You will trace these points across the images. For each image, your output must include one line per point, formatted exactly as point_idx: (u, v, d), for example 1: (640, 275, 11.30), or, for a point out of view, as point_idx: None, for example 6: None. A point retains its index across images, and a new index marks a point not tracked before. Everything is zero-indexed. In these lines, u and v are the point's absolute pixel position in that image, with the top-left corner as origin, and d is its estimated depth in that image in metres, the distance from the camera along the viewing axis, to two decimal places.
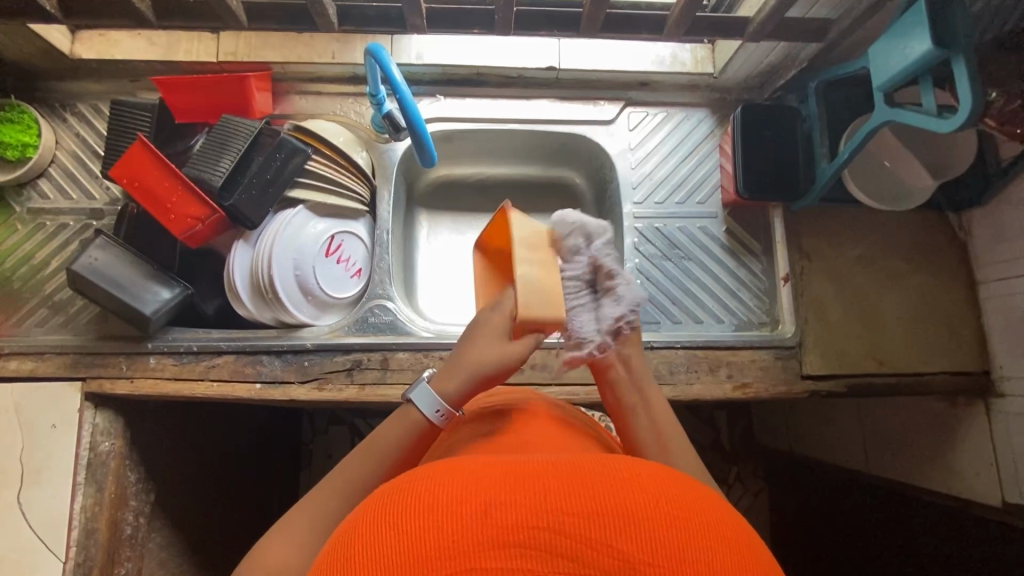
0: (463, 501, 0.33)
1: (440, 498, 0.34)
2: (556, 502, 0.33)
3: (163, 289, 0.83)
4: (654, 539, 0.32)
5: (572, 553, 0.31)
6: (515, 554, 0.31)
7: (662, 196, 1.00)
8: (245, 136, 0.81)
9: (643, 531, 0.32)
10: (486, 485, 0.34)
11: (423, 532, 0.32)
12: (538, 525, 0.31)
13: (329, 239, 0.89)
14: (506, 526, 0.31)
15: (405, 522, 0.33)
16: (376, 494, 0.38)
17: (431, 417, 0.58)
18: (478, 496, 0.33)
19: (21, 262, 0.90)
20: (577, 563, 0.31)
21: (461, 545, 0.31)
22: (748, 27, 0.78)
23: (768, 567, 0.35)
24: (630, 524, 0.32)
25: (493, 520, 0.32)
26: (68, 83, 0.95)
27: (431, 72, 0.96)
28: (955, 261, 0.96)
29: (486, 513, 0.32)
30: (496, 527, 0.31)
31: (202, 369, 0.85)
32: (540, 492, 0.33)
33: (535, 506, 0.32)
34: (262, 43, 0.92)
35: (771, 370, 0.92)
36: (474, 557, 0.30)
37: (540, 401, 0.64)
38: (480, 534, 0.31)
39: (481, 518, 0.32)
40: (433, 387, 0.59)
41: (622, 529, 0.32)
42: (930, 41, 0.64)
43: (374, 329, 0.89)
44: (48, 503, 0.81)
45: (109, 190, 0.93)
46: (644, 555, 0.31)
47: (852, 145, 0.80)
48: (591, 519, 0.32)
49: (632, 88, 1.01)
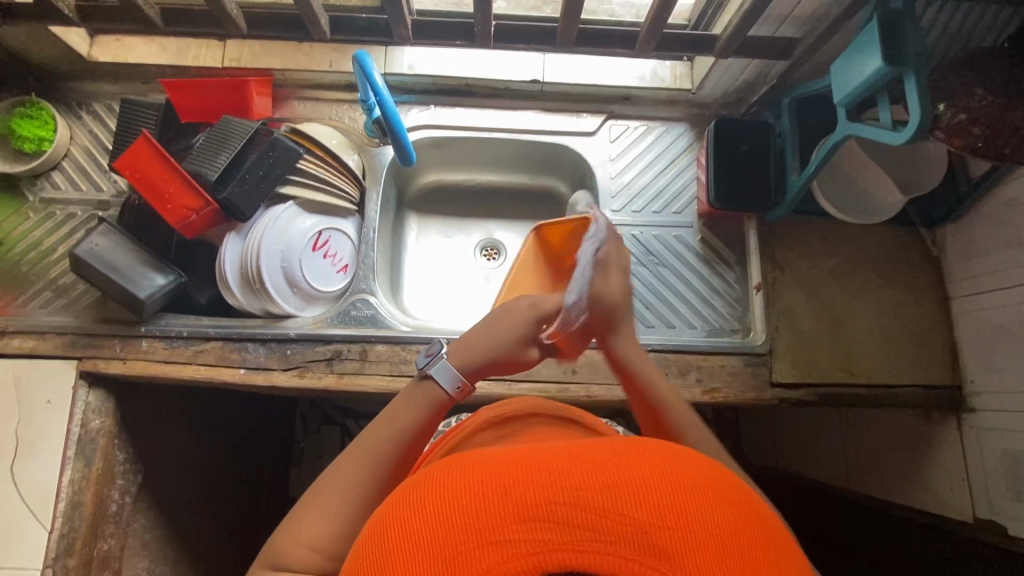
0: (483, 485, 0.35)
1: (460, 483, 0.35)
2: (569, 478, 0.34)
3: (158, 276, 0.88)
4: (663, 505, 0.33)
5: (587, 521, 0.32)
6: (535, 527, 0.32)
7: (640, 205, 1.03)
8: (241, 136, 0.87)
9: (653, 499, 0.33)
10: (502, 469, 0.36)
11: (448, 514, 0.33)
12: (553, 500, 0.33)
13: (317, 234, 0.93)
14: (524, 503, 0.33)
15: (429, 507, 0.35)
16: (399, 491, 0.39)
17: (449, 391, 0.65)
18: (498, 479, 0.35)
19: (31, 247, 0.96)
20: (592, 531, 0.32)
21: (485, 522, 0.32)
22: (716, 44, 0.82)
23: (779, 534, 0.37)
24: (640, 493, 0.33)
25: (513, 498, 0.33)
26: (84, 84, 1.02)
27: (423, 81, 1.02)
28: (929, 275, 0.98)
29: (506, 492, 0.34)
30: (515, 504, 0.33)
31: (190, 354, 0.90)
32: (554, 470, 0.35)
33: (550, 482, 0.34)
34: (265, 51, 0.98)
35: (741, 376, 0.93)
36: (497, 531, 0.32)
37: (548, 403, 0.71)
38: (501, 512, 0.33)
39: (500, 498, 0.33)
40: (454, 364, 0.66)
41: (632, 497, 0.33)
42: (881, 57, 0.67)
43: (355, 321, 0.93)
44: (40, 474, 0.85)
45: (116, 183, 0.99)
46: (656, 519, 0.32)
47: (817, 159, 0.84)
48: (601, 490, 0.33)
49: (614, 101, 1.05)
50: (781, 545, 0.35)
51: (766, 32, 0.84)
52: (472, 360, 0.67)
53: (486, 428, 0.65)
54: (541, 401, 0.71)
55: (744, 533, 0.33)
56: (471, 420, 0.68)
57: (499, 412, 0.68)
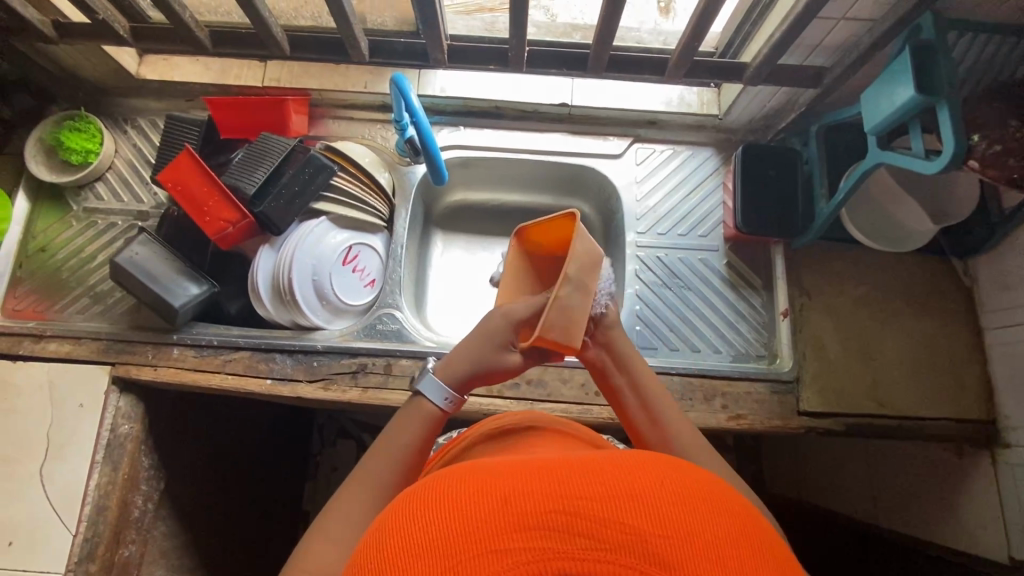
0: (481, 495, 0.34)
1: (460, 492, 0.35)
2: (568, 488, 0.34)
3: (192, 286, 0.90)
4: (663, 515, 0.33)
5: (587, 530, 0.32)
6: (534, 536, 0.32)
7: (665, 228, 1.04)
8: (279, 153, 0.90)
9: (652, 510, 0.33)
10: (503, 478, 0.35)
11: (447, 522, 0.33)
12: (553, 509, 0.33)
13: (347, 248, 0.96)
14: (524, 512, 0.33)
15: (430, 514, 0.34)
16: (397, 502, 0.39)
17: (441, 405, 0.65)
18: (498, 489, 0.34)
19: (73, 254, 1.00)
20: (593, 540, 0.31)
21: (485, 531, 0.32)
22: (746, 71, 0.83)
23: (775, 547, 0.36)
24: (640, 503, 0.33)
25: (512, 507, 0.33)
26: (131, 100, 1.07)
27: (454, 103, 1.05)
28: (961, 307, 0.96)
29: (506, 502, 0.33)
30: (515, 513, 0.33)
31: (219, 362, 0.91)
32: (554, 480, 0.35)
33: (551, 492, 0.33)
34: (303, 73, 1.02)
35: (767, 404, 0.92)
36: (498, 539, 0.31)
37: (546, 416, 0.72)
38: (500, 520, 0.32)
39: (500, 507, 0.33)
40: (440, 378, 0.65)
41: (632, 508, 0.33)
42: (914, 86, 0.67)
43: (381, 335, 0.94)
44: (68, 477, 0.86)
45: (156, 195, 1.03)
46: (655, 529, 0.32)
47: (848, 184, 0.83)
48: (602, 501, 0.33)
49: (641, 125, 1.07)
50: (781, 559, 0.35)
51: (795, 60, 0.85)
52: (458, 371, 0.66)
53: (488, 440, 0.65)
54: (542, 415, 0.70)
55: (744, 544, 0.33)
56: (472, 432, 0.69)
57: (500, 424, 0.68)
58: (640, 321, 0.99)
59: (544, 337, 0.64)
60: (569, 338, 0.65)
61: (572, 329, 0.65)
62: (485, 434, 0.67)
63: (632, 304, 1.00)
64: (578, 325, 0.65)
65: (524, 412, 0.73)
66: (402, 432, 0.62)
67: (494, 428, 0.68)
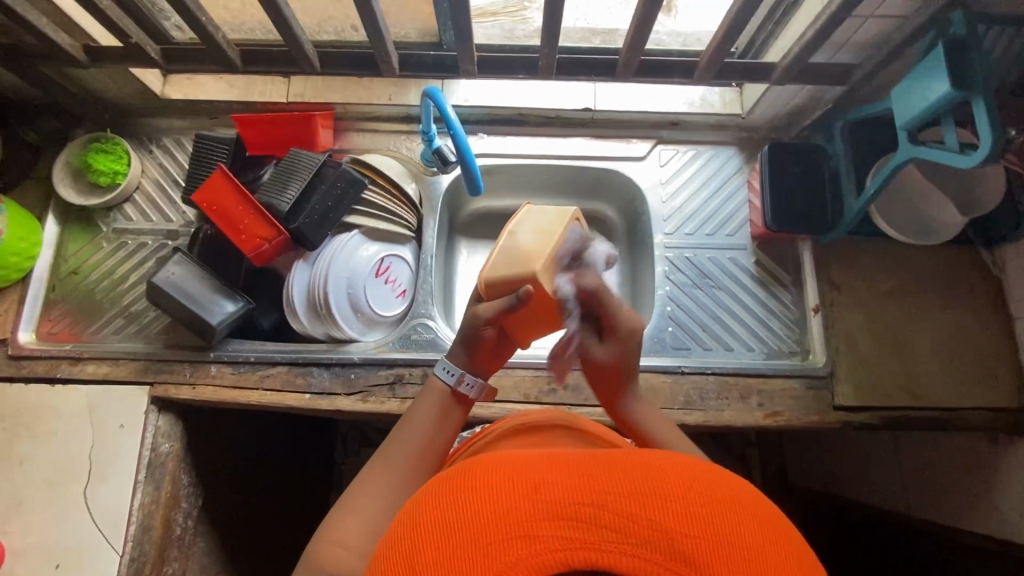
0: (515, 483, 0.37)
1: (494, 478, 0.38)
2: (597, 483, 0.36)
3: (228, 302, 0.91)
4: (687, 514, 0.35)
5: (614, 524, 0.34)
6: (564, 525, 0.34)
7: (691, 228, 1.04)
8: (311, 168, 0.90)
9: (678, 509, 0.35)
10: (536, 469, 0.38)
11: (482, 508, 0.36)
12: (583, 502, 0.35)
13: (379, 260, 0.96)
14: (555, 502, 0.35)
15: (466, 499, 0.38)
16: (433, 486, 0.42)
17: (445, 378, 0.66)
18: (531, 478, 0.37)
19: (104, 276, 1.00)
20: (620, 533, 0.34)
21: (516, 517, 0.35)
22: (774, 71, 0.84)
23: (803, 551, 0.38)
24: (666, 501, 0.36)
25: (544, 497, 0.36)
26: (156, 120, 1.07)
27: (477, 112, 1.05)
28: (989, 297, 0.96)
29: (538, 491, 0.36)
30: (546, 502, 0.35)
31: (257, 379, 0.92)
32: (583, 475, 0.37)
33: (581, 486, 0.36)
34: (328, 87, 1.03)
35: (803, 400, 0.92)
36: (529, 526, 0.34)
37: (571, 413, 0.70)
38: (533, 508, 0.35)
39: (533, 496, 0.36)
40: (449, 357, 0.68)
41: (658, 506, 0.35)
42: (950, 82, 0.68)
43: (416, 346, 0.94)
44: (112, 498, 0.87)
45: (184, 213, 1.03)
46: (680, 527, 0.34)
47: (877, 181, 0.84)
48: (631, 497, 0.36)
49: (663, 127, 1.07)
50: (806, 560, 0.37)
51: (822, 58, 0.86)
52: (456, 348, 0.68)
53: (515, 433, 0.65)
54: (570, 412, 0.70)
55: (766, 545, 0.35)
56: (505, 425, 0.68)
57: (534, 420, 0.67)
58: (671, 322, 0.99)
59: (491, 275, 0.63)
60: (519, 269, 0.61)
61: (525, 261, 0.61)
62: (519, 429, 0.66)
63: (662, 305, 1.00)
64: (530, 258, 0.61)
65: (556, 409, 0.73)
66: (422, 417, 0.64)
67: (528, 423, 0.67)
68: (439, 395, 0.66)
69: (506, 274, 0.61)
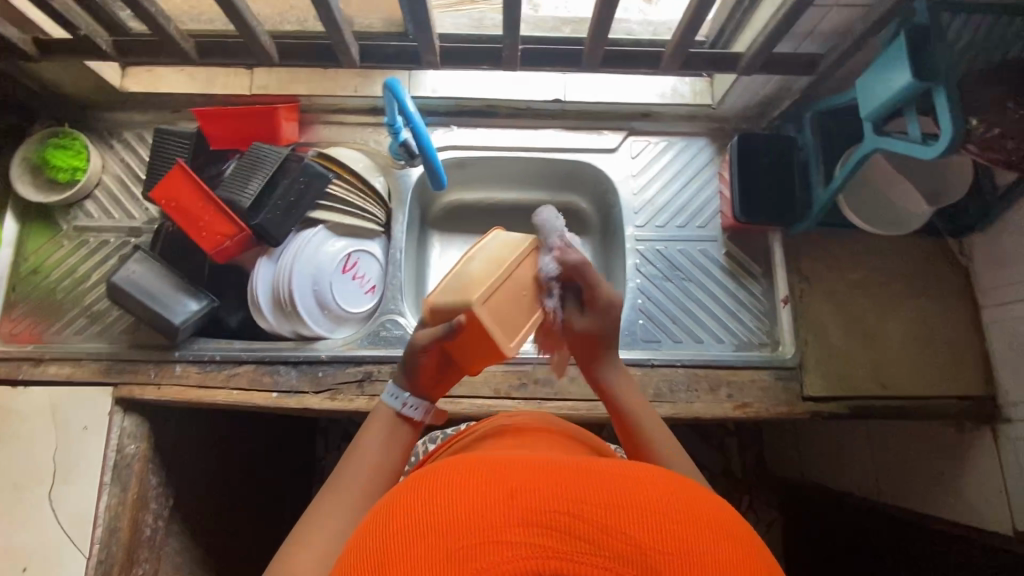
0: (490, 487, 0.37)
1: (470, 480, 0.38)
2: (573, 492, 0.36)
3: (192, 301, 0.89)
4: (663, 530, 0.35)
5: (588, 535, 0.34)
6: (537, 533, 0.34)
7: (663, 220, 1.04)
8: (274, 163, 0.89)
9: (653, 524, 0.35)
10: (511, 473, 0.38)
11: (456, 507, 0.36)
12: (559, 510, 0.35)
13: (346, 256, 0.95)
14: (529, 510, 0.35)
15: (439, 498, 0.37)
16: (404, 485, 0.41)
17: (390, 400, 0.68)
18: (507, 483, 0.37)
19: (65, 275, 0.98)
20: (593, 545, 0.33)
21: (490, 522, 0.34)
22: (740, 61, 0.83)
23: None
24: (643, 516, 0.35)
25: (519, 504, 0.35)
26: (116, 114, 1.05)
27: (445, 103, 1.04)
28: (956, 286, 0.97)
29: (513, 497, 0.36)
30: (521, 509, 0.35)
31: (223, 378, 0.91)
32: (560, 483, 0.37)
33: (557, 494, 0.36)
34: (291, 79, 1.01)
35: (772, 390, 0.93)
36: (502, 531, 0.34)
37: (537, 415, 0.70)
38: (506, 514, 0.35)
39: (508, 501, 0.35)
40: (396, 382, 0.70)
41: (634, 519, 0.35)
42: (910, 73, 0.68)
43: (385, 342, 0.93)
44: (77, 501, 0.86)
45: (147, 210, 1.01)
46: (655, 543, 0.34)
47: (844, 172, 0.84)
48: (606, 508, 0.35)
49: (634, 118, 1.06)
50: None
51: (788, 48, 0.86)
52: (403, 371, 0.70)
53: (491, 435, 0.64)
54: (553, 417, 0.70)
55: (740, 566, 0.35)
56: (475, 430, 0.68)
57: (501, 424, 0.67)
58: (642, 315, 0.99)
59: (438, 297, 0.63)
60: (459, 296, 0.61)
61: (465, 290, 0.60)
62: (488, 433, 0.65)
63: (634, 298, 1.00)
64: (472, 285, 0.60)
65: (523, 411, 0.72)
66: (372, 439, 0.65)
67: (495, 428, 0.66)
68: (387, 416, 0.67)
69: (447, 299, 0.62)
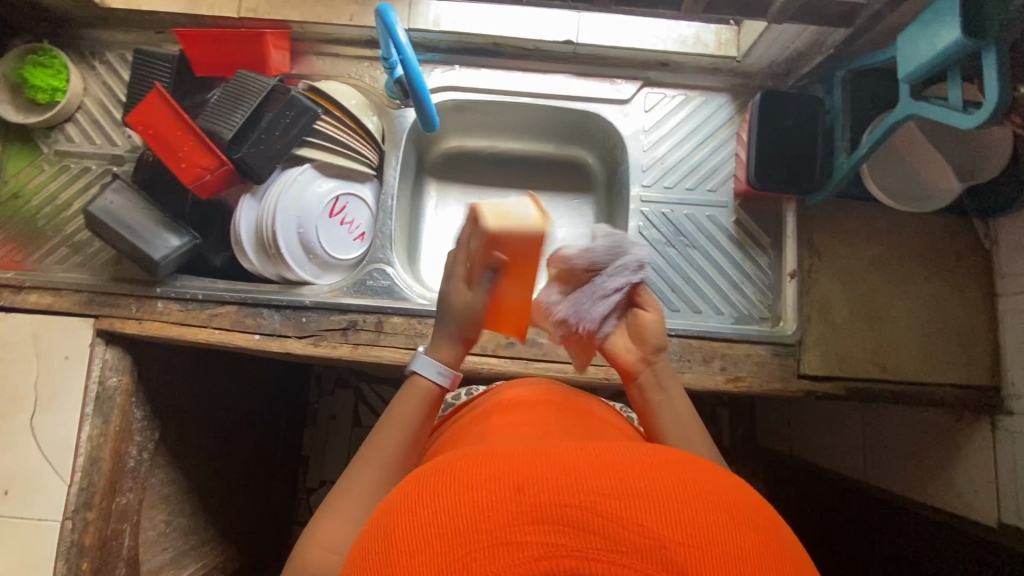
0: (496, 482, 0.35)
1: (474, 477, 0.36)
2: (584, 481, 0.35)
3: (173, 237, 0.86)
4: (682, 520, 0.33)
5: (604, 531, 0.32)
6: (547, 530, 0.32)
7: (672, 181, 0.98)
8: (258, 93, 0.84)
9: (671, 513, 0.33)
10: (517, 466, 0.36)
11: (462, 507, 0.35)
12: (570, 503, 0.33)
13: (334, 199, 0.90)
14: (537, 505, 0.33)
15: (442, 499, 0.36)
16: (406, 484, 0.40)
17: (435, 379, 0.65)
18: (513, 477, 0.35)
19: (46, 202, 0.95)
20: (610, 541, 0.32)
21: (496, 522, 0.33)
22: (771, 7, 0.75)
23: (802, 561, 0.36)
24: (658, 505, 0.34)
25: (525, 500, 0.34)
26: (98, 32, 0.98)
27: (448, 39, 0.96)
28: (976, 270, 0.91)
29: (520, 493, 0.34)
30: (529, 504, 0.34)
31: (205, 317, 0.88)
32: (569, 472, 0.35)
33: (567, 485, 0.34)
34: (283, 2, 0.93)
35: (767, 366, 0.90)
36: (511, 532, 0.32)
37: (551, 387, 0.69)
38: (513, 512, 0.33)
39: (515, 498, 0.34)
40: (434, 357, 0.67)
41: (650, 510, 0.33)
42: (960, 30, 0.61)
43: (371, 292, 0.90)
44: (59, 430, 0.86)
45: (131, 138, 0.97)
46: (675, 536, 0.32)
47: (872, 138, 0.77)
48: (620, 499, 0.34)
49: (651, 68, 0.99)
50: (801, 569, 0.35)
51: None
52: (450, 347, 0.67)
53: (496, 413, 0.63)
54: (554, 385, 0.69)
55: (764, 554, 0.33)
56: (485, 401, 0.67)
57: (514, 399, 0.65)
58: None
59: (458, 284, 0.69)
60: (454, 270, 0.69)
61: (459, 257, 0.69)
62: (495, 407, 0.65)
63: None
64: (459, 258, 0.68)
65: (533, 382, 0.71)
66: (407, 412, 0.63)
67: (506, 401, 0.65)
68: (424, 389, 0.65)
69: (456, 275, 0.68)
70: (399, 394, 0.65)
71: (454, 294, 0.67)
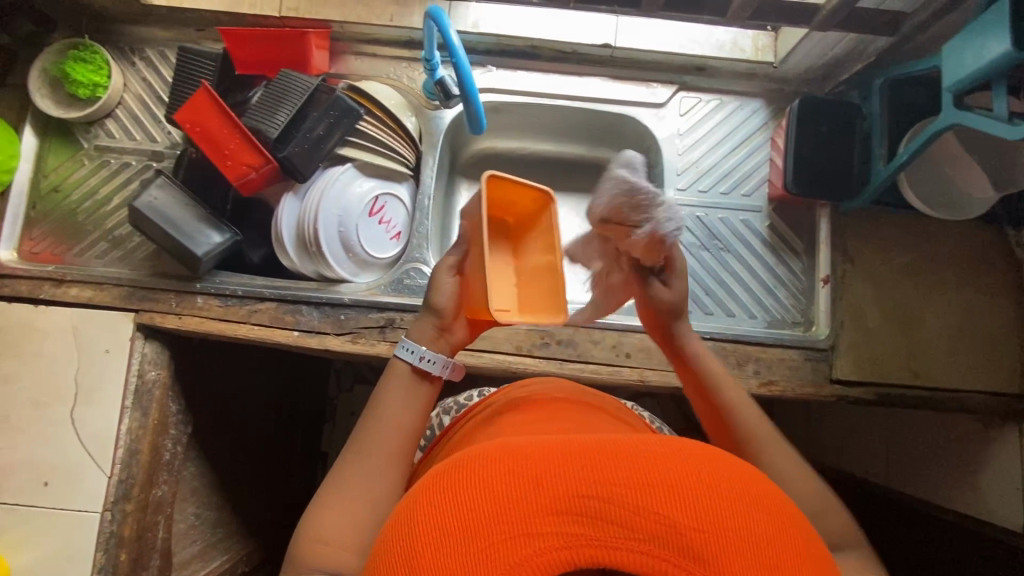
0: (515, 474, 0.36)
1: (492, 471, 0.37)
2: (601, 472, 0.35)
3: (214, 234, 0.87)
4: (697, 506, 0.34)
5: (622, 520, 0.33)
6: (567, 520, 0.34)
7: (707, 185, 0.99)
8: (303, 92, 0.84)
9: (686, 500, 0.34)
10: (535, 458, 0.37)
11: (481, 501, 0.35)
12: (587, 494, 0.34)
13: (373, 199, 0.91)
14: (556, 497, 0.34)
15: (461, 493, 0.37)
16: (425, 480, 0.41)
17: (415, 362, 0.66)
18: (531, 469, 0.36)
19: (86, 196, 0.96)
20: (629, 530, 0.33)
21: (515, 514, 0.34)
22: (816, 15, 0.76)
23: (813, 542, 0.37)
24: (674, 492, 0.35)
25: (544, 491, 0.35)
26: (139, 28, 0.99)
27: (487, 41, 0.97)
28: (1008, 279, 0.92)
29: (539, 485, 0.35)
30: (548, 496, 0.35)
31: (245, 313, 0.89)
32: (585, 463, 0.36)
33: (584, 476, 0.35)
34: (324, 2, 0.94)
35: (799, 371, 0.90)
36: (531, 522, 0.33)
37: (575, 386, 0.70)
38: (533, 503, 0.34)
39: (535, 490, 0.35)
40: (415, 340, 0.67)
41: (666, 499, 0.34)
42: (1010, 41, 0.61)
43: (408, 291, 0.91)
44: (99, 422, 0.87)
45: (170, 134, 0.98)
46: (691, 522, 0.33)
47: (911, 147, 0.77)
48: (636, 488, 0.35)
49: (687, 72, 0.99)
50: (814, 550, 0.36)
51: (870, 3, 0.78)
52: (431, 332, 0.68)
53: (512, 408, 0.64)
54: (572, 383, 0.70)
55: (779, 536, 0.34)
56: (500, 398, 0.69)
57: (532, 395, 0.66)
58: None
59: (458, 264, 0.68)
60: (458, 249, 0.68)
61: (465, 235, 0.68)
62: (512, 402, 0.65)
63: None
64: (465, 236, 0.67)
65: (548, 379, 0.71)
66: (393, 401, 0.64)
67: (522, 397, 0.66)
68: (406, 373, 0.66)
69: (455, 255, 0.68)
70: (382, 380, 0.66)
71: (438, 283, 0.67)
